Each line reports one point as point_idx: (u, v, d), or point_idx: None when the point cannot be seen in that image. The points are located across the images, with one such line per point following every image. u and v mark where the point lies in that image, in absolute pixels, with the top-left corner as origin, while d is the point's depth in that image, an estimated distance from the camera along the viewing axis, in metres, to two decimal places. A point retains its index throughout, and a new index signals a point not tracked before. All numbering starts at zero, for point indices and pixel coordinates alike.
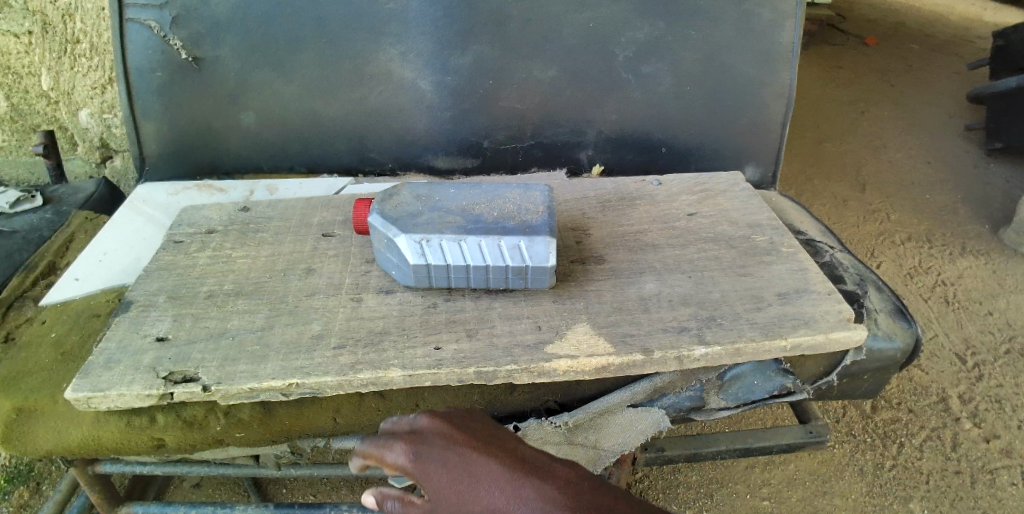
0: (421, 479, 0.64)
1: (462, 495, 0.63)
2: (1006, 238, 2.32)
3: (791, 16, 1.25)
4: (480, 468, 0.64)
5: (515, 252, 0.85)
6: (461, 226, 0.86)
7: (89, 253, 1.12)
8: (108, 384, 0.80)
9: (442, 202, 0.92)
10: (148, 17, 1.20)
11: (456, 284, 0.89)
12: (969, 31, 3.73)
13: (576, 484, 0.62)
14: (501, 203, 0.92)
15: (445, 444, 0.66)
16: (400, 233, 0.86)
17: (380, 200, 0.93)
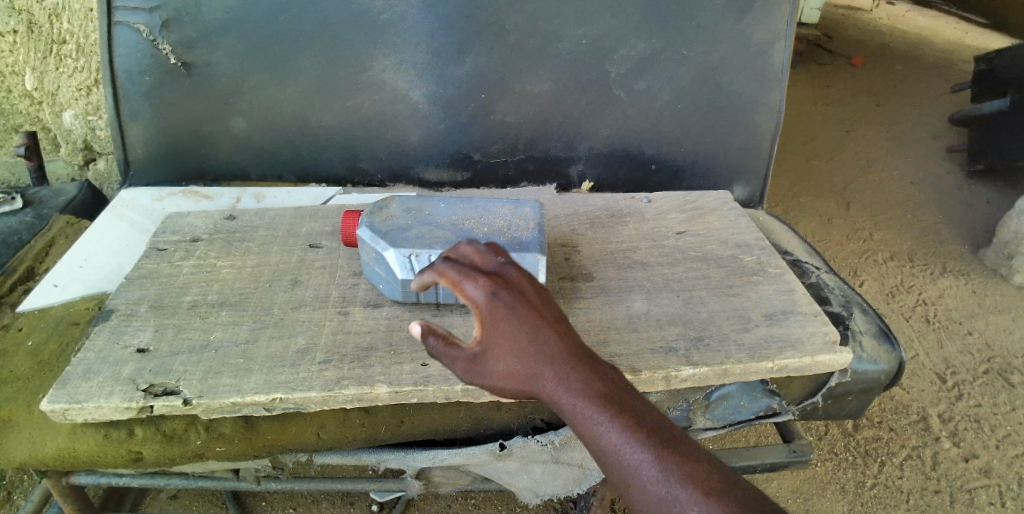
0: (485, 321, 0.65)
1: (518, 356, 0.64)
2: (986, 259, 2.37)
3: (783, 38, 1.26)
4: (542, 339, 0.64)
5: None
6: (451, 242, 0.86)
7: (69, 258, 1.10)
8: (86, 396, 0.78)
9: (432, 217, 0.92)
10: (138, 20, 1.18)
11: (445, 299, 0.88)
12: (951, 54, 3.82)
13: (626, 390, 0.63)
14: (492, 218, 0.92)
15: (517, 298, 0.66)
16: (389, 246, 0.85)
17: (369, 213, 0.92)
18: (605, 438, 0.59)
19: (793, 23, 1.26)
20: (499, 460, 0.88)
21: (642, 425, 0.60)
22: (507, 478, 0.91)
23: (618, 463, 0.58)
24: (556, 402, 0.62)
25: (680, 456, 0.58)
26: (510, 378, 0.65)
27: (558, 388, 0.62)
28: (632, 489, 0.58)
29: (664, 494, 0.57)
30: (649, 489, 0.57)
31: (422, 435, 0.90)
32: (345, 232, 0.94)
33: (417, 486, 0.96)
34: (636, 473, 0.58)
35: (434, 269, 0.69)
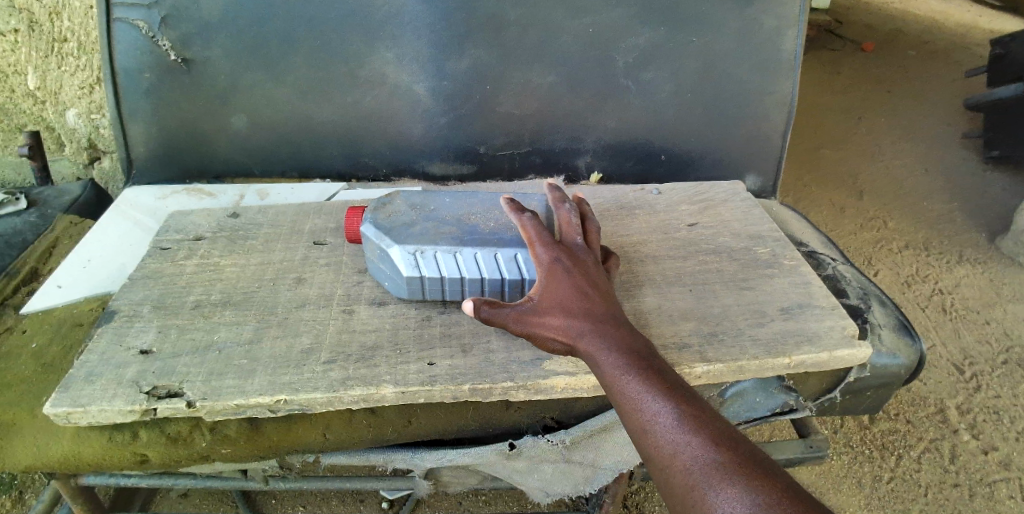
0: (545, 274, 0.77)
1: (564, 308, 0.74)
2: (1003, 247, 2.32)
3: (794, 24, 1.23)
4: (588, 300, 0.75)
5: (513, 264, 0.83)
6: (456, 238, 0.84)
7: (73, 259, 1.09)
8: (89, 400, 0.77)
9: (438, 212, 0.90)
10: (136, 16, 1.16)
11: (451, 296, 0.87)
12: (965, 38, 3.74)
13: (654, 355, 0.72)
14: (499, 213, 0.90)
15: (575, 266, 0.78)
16: (394, 243, 0.83)
17: (373, 209, 0.90)
18: (630, 387, 0.68)
19: (805, 8, 1.22)
20: (509, 459, 0.86)
21: (666, 382, 0.68)
22: (517, 478, 0.90)
23: (639, 405, 0.67)
24: (593, 353, 0.71)
25: (693, 410, 0.65)
26: (552, 326, 0.74)
27: (596, 342, 0.72)
28: (647, 432, 0.65)
29: (673, 436, 0.64)
30: (661, 432, 0.64)
31: (430, 434, 0.88)
32: (349, 228, 0.92)
33: (426, 486, 0.94)
34: (652, 417, 0.66)
35: (521, 212, 0.82)
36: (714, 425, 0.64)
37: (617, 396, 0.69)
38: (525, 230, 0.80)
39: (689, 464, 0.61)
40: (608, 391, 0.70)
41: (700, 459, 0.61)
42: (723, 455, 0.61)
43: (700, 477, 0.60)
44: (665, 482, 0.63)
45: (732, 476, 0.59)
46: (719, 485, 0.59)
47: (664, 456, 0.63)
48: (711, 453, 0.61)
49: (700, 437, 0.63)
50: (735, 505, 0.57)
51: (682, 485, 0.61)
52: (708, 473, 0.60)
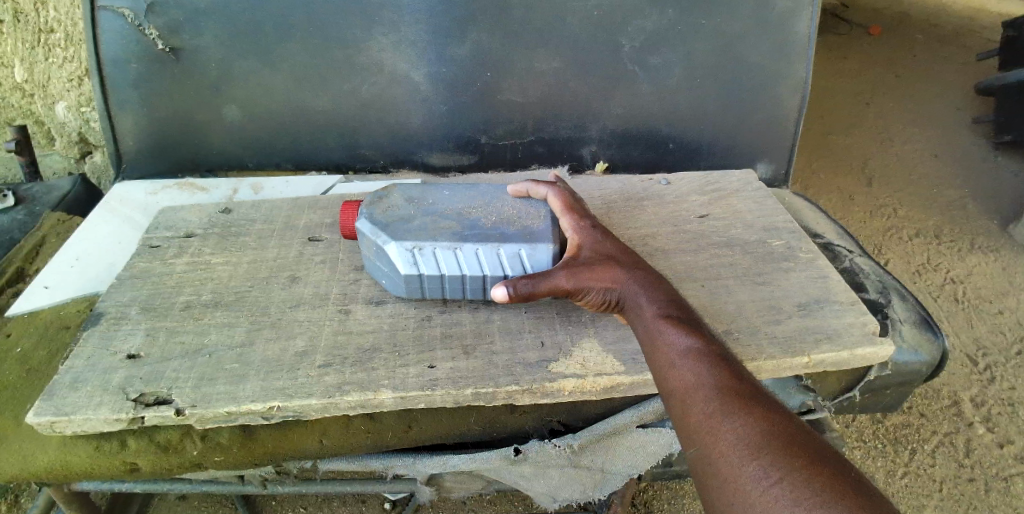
0: (589, 235, 0.80)
1: (609, 260, 0.77)
2: (1016, 234, 2.27)
3: (808, 6, 1.18)
4: (634, 261, 0.79)
5: (516, 261, 0.78)
6: (456, 233, 0.79)
7: (60, 258, 1.05)
8: (74, 408, 0.74)
9: (436, 206, 0.85)
10: (122, 5, 1.12)
11: (451, 295, 0.83)
12: (974, 21, 3.67)
13: (692, 312, 0.74)
14: (502, 207, 0.85)
15: (613, 237, 0.82)
16: (390, 239, 0.79)
17: (368, 203, 0.86)
18: (669, 325, 0.71)
19: None
20: (514, 465, 0.83)
21: (705, 333, 0.71)
22: (523, 483, 0.86)
23: (671, 341, 0.69)
24: (635, 303, 0.74)
25: (726, 357, 0.68)
26: (597, 276, 0.75)
27: (637, 290, 0.75)
28: (674, 366, 0.67)
29: (702, 370, 0.66)
30: (692, 366, 0.67)
31: (432, 439, 0.85)
32: (344, 224, 0.88)
33: (428, 492, 0.91)
34: (685, 352, 0.68)
35: (551, 185, 0.87)
36: (743, 374, 0.66)
37: (652, 332, 0.71)
38: (557, 199, 0.85)
39: (713, 393, 0.63)
40: (642, 331, 0.72)
41: (724, 391, 0.63)
42: (744, 394, 0.63)
43: (719, 407, 0.62)
44: (682, 407, 0.64)
45: (752, 409, 0.61)
46: (738, 413, 0.61)
47: (689, 385, 0.65)
48: (731, 390, 0.63)
49: (729, 376, 0.65)
50: (749, 431, 0.59)
51: (700, 409, 0.63)
52: (729, 402, 0.62)
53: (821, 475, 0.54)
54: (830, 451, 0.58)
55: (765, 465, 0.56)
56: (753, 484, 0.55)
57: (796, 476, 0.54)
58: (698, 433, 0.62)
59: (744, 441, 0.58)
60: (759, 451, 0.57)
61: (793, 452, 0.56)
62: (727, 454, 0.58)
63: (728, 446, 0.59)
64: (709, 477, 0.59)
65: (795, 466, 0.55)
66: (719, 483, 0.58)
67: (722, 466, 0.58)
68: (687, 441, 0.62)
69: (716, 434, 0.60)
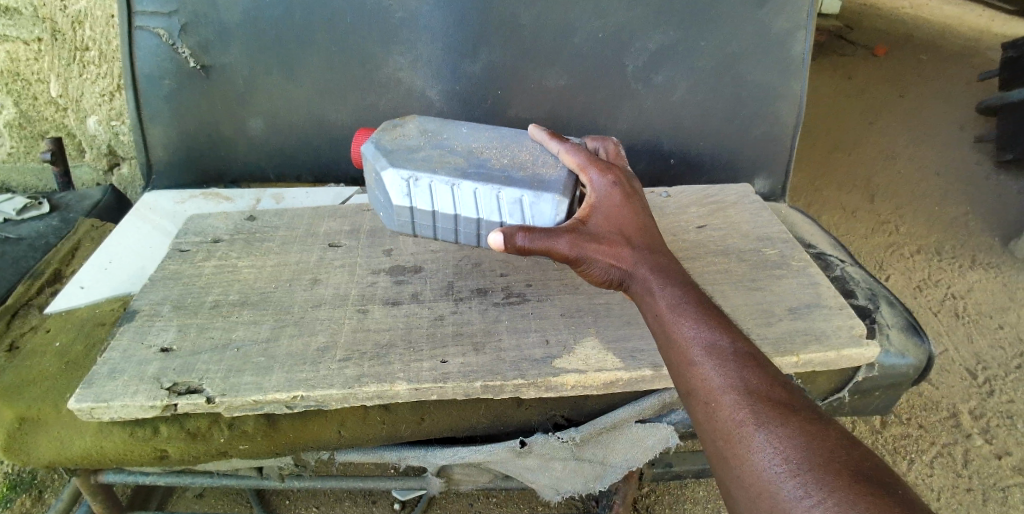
0: (599, 199, 0.79)
1: (619, 236, 0.76)
2: (1017, 251, 2.30)
3: (803, 28, 1.24)
4: (647, 238, 0.77)
5: (514, 206, 0.82)
6: (459, 170, 0.84)
7: (94, 260, 1.12)
8: (112, 395, 0.80)
9: (448, 142, 0.91)
10: (157, 25, 1.20)
11: (442, 231, 0.88)
12: (978, 42, 3.73)
13: (712, 303, 0.73)
14: (516, 151, 0.89)
15: (631, 196, 0.79)
16: (389, 167, 0.85)
17: (382, 131, 0.93)
18: (688, 323, 0.70)
19: (813, 11, 1.24)
20: (520, 456, 0.88)
21: (728, 326, 0.71)
22: (528, 476, 0.91)
23: (693, 341, 0.69)
24: (650, 288, 0.73)
25: (753, 355, 0.68)
26: (603, 250, 0.74)
27: (651, 274, 0.74)
28: (697, 368, 0.67)
29: (728, 371, 0.66)
30: (716, 367, 0.66)
31: (442, 432, 0.90)
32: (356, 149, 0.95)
33: (438, 484, 0.96)
34: (709, 354, 0.67)
35: (563, 141, 0.86)
36: (770, 373, 0.66)
37: (672, 332, 0.70)
38: (570, 156, 0.84)
39: (738, 400, 0.64)
40: (660, 326, 0.72)
41: (751, 397, 0.63)
42: (773, 399, 0.63)
43: (748, 416, 0.62)
44: (708, 414, 0.65)
45: (783, 418, 0.61)
46: (769, 423, 0.61)
47: (714, 391, 0.65)
48: (760, 396, 0.63)
49: (756, 378, 0.65)
50: (784, 445, 0.59)
51: (727, 419, 0.63)
52: (760, 411, 0.62)
53: (863, 490, 0.54)
54: (870, 461, 0.58)
55: (802, 482, 0.56)
56: (791, 503, 0.56)
57: (837, 494, 0.54)
58: (727, 445, 0.62)
59: (780, 456, 0.59)
60: (797, 468, 0.57)
61: (834, 469, 0.56)
62: (762, 472, 0.59)
63: (761, 462, 0.59)
64: (742, 493, 0.60)
65: (836, 482, 0.55)
66: (752, 500, 0.59)
67: (757, 484, 0.59)
68: (716, 452, 0.63)
69: (747, 448, 0.61)
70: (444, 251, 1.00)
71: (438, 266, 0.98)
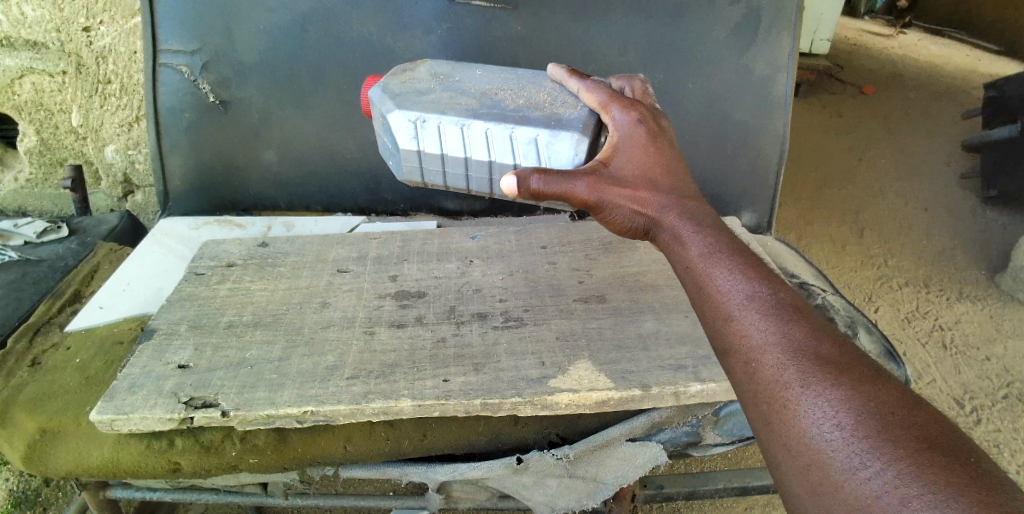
0: (621, 136, 0.79)
1: (641, 180, 0.76)
2: (1003, 284, 2.37)
3: (785, 70, 1.32)
4: (673, 181, 0.77)
5: (525, 145, 0.87)
6: (470, 110, 0.89)
7: (112, 283, 1.17)
8: (132, 408, 0.85)
9: (460, 86, 0.95)
10: (180, 62, 1.28)
11: (451, 175, 0.93)
12: (964, 83, 3.87)
13: (750, 253, 0.71)
14: (530, 94, 0.92)
15: (654, 135, 0.78)
16: (399, 108, 0.90)
17: (395, 76, 0.98)
18: (729, 279, 0.68)
19: (794, 54, 1.32)
20: (517, 473, 0.92)
21: (775, 282, 0.68)
22: (524, 493, 0.95)
23: (730, 295, 0.67)
24: (680, 236, 0.73)
25: (801, 311, 0.64)
26: (626, 192, 0.75)
27: (681, 222, 0.74)
28: (737, 324, 0.65)
29: (771, 327, 0.63)
30: (757, 323, 0.64)
31: (444, 449, 0.95)
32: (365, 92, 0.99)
33: (439, 501, 0.99)
34: (751, 310, 0.65)
35: (582, 78, 0.88)
36: (820, 330, 0.63)
37: (706, 284, 0.69)
38: (590, 92, 0.86)
39: (785, 360, 0.60)
40: (693, 277, 0.71)
41: (799, 356, 0.60)
42: (819, 356, 0.60)
43: (795, 377, 0.59)
44: (749, 374, 0.62)
45: (836, 379, 0.58)
46: (820, 384, 0.58)
47: (756, 349, 0.62)
48: (808, 354, 0.60)
49: (805, 336, 0.62)
50: (837, 408, 0.56)
51: (772, 379, 0.60)
52: (807, 370, 0.59)
53: (928, 461, 0.50)
54: (940, 428, 0.53)
55: (858, 449, 0.53)
56: (847, 471, 0.52)
57: (900, 464, 0.50)
58: (772, 407, 0.59)
59: (831, 420, 0.55)
60: (851, 434, 0.54)
61: (893, 436, 0.52)
62: (811, 437, 0.56)
63: (810, 426, 0.56)
64: (789, 460, 0.57)
65: (897, 450, 0.51)
66: (803, 468, 0.56)
67: (806, 450, 0.56)
68: (759, 412, 0.60)
69: (794, 411, 0.58)
70: (447, 278, 1.06)
71: (440, 292, 1.03)
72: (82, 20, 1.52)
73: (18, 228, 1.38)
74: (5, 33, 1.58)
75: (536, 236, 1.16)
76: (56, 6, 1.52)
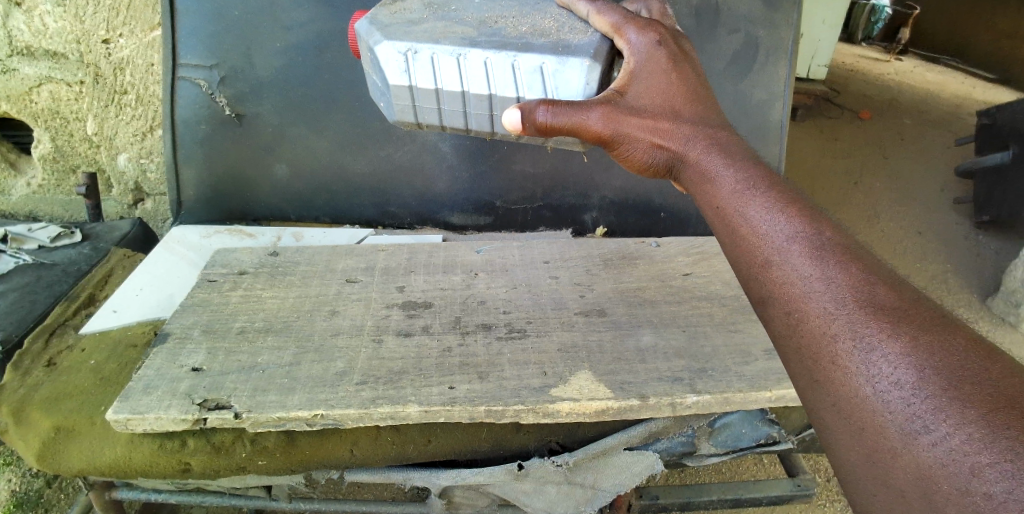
0: (637, 59, 0.80)
1: (661, 112, 0.77)
2: (995, 307, 2.41)
3: (781, 97, 1.38)
4: (696, 114, 0.78)
5: (530, 75, 0.88)
6: (467, 39, 0.89)
7: (126, 287, 1.20)
8: (147, 408, 0.88)
9: (455, 14, 0.94)
10: (199, 76, 1.33)
11: (446, 109, 0.94)
12: (958, 110, 3.95)
13: (789, 192, 0.71)
14: (534, 20, 0.93)
15: (674, 67, 0.79)
16: (389, 38, 0.89)
17: (384, 6, 0.97)
18: (768, 221, 0.68)
19: (790, 83, 1.38)
20: (518, 480, 0.95)
21: (818, 222, 0.67)
22: (523, 499, 0.98)
23: (774, 244, 0.66)
24: (709, 173, 0.74)
25: (850, 252, 0.64)
26: (642, 123, 0.76)
27: (714, 161, 0.74)
28: (783, 275, 0.65)
29: (819, 277, 0.62)
30: (804, 273, 0.63)
31: (447, 454, 0.99)
32: (353, 26, 0.98)
33: (439, 505, 1.03)
34: (796, 256, 0.64)
35: (591, 0, 0.88)
36: (871, 273, 0.62)
37: (744, 228, 0.69)
38: (601, 15, 0.86)
39: (835, 310, 0.60)
40: (724, 216, 0.71)
41: (849, 305, 0.60)
42: (871, 304, 0.59)
43: (846, 328, 0.59)
44: (795, 326, 0.62)
45: (893, 329, 0.57)
46: (874, 337, 0.57)
47: (803, 301, 0.62)
48: (859, 302, 0.59)
49: (855, 281, 0.61)
50: (895, 363, 0.55)
51: (821, 333, 0.60)
52: (861, 322, 0.58)
53: (998, 421, 0.49)
54: (1012, 380, 0.52)
55: (922, 411, 0.53)
56: (909, 435, 0.53)
57: (970, 426, 0.50)
58: (822, 362, 0.60)
59: (890, 376, 0.55)
60: (912, 393, 0.53)
61: (958, 394, 0.52)
62: (869, 395, 0.56)
63: (867, 385, 0.56)
64: (842, 420, 0.58)
65: (966, 412, 0.50)
66: (858, 429, 0.56)
67: (862, 411, 0.56)
68: (807, 367, 0.61)
69: (847, 367, 0.58)
70: (453, 290, 1.10)
71: (446, 303, 1.07)
72: (102, 32, 1.57)
73: (32, 232, 1.43)
74: (26, 43, 1.62)
75: (539, 251, 1.20)
76: (77, 18, 1.56)
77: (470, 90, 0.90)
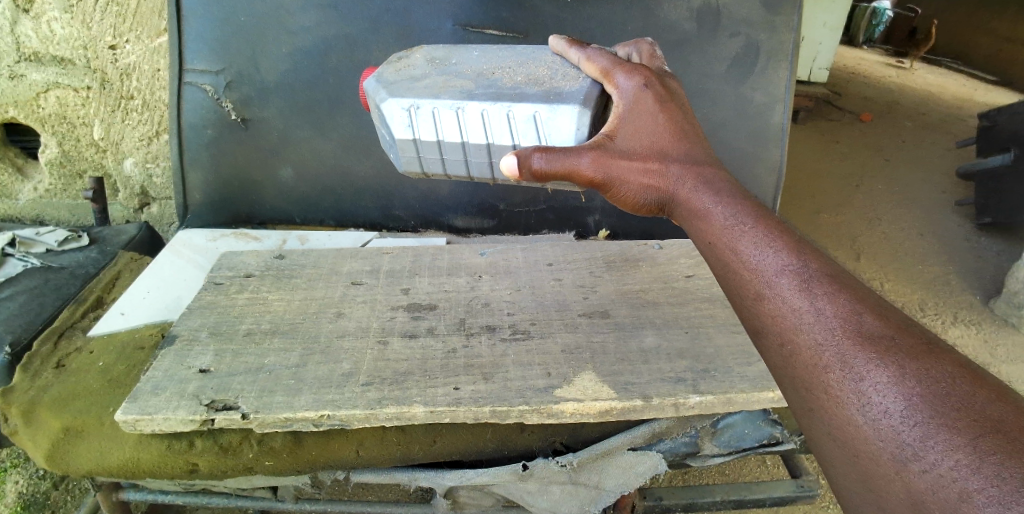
0: (625, 102, 0.79)
1: (651, 152, 0.77)
2: (997, 309, 2.41)
3: (781, 100, 1.39)
4: (684, 149, 0.78)
5: (525, 123, 0.87)
6: (465, 92, 0.90)
7: (134, 290, 1.21)
8: (156, 409, 0.89)
9: (455, 67, 0.96)
10: (205, 81, 1.34)
11: (449, 160, 0.95)
12: (959, 113, 3.96)
13: (778, 222, 0.72)
14: (529, 69, 0.93)
15: (662, 104, 0.78)
16: (393, 96, 0.92)
17: (389, 64, 0.99)
18: (758, 252, 0.69)
19: (792, 87, 1.38)
20: (522, 480, 0.96)
21: (807, 252, 0.68)
22: (528, 500, 0.99)
23: (765, 276, 0.67)
24: (700, 206, 0.75)
25: (838, 281, 0.65)
26: (632, 163, 0.76)
27: (703, 194, 0.75)
28: (774, 308, 0.65)
29: (808, 308, 0.63)
30: (795, 305, 0.64)
31: (452, 455, 1.01)
32: (361, 83, 1.01)
33: (444, 506, 1.03)
34: (785, 287, 0.65)
35: (583, 47, 0.88)
36: (859, 301, 0.63)
37: (735, 260, 0.70)
38: (592, 61, 0.86)
39: (824, 341, 0.61)
40: (716, 251, 0.72)
41: (838, 336, 0.61)
42: (861, 335, 0.60)
43: (837, 361, 0.60)
44: (788, 358, 0.63)
45: (882, 358, 0.58)
46: (864, 367, 0.58)
47: (794, 332, 0.63)
48: (848, 334, 0.60)
49: (844, 311, 0.62)
50: (885, 392, 0.56)
51: (813, 364, 0.61)
52: (850, 354, 0.59)
53: (985, 447, 0.50)
54: (1000, 405, 0.52)
55: (912, 438, 0.54)
56: (901, 462, 0.54)
57: (959, 453, 0.51)
58: (815, 394, 0.61)
59: (880, 407, 0.56)
60: (902, 423, 0.55)
61: (947, 423, 0.53)
62: (860, 426, 0.57)
63: (858, 415, 0.57)
64: (837, 449, 0.59)
65: (954, 439, 0.52)
66: (854, 457, 0.57)
67: (857, 441, 0.57)
68: (802, 398, 0.62)
69: (838, 398, 0.59)
70: (457, 292, 1.11)
71: (450, 304, 1.08)
72: (110, 39, 1.59)
73: (40, 236, 1.45)
74: (34, 49, 1.64)
75: (542, 253, 1.21)
76: (85, 25, 1.58)
77: (468, 141, 0.91)
